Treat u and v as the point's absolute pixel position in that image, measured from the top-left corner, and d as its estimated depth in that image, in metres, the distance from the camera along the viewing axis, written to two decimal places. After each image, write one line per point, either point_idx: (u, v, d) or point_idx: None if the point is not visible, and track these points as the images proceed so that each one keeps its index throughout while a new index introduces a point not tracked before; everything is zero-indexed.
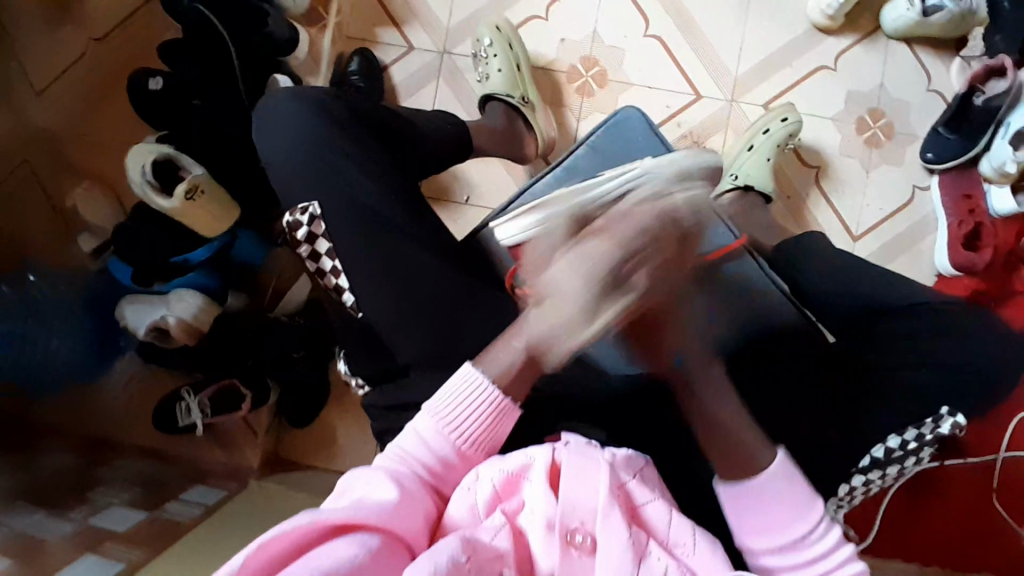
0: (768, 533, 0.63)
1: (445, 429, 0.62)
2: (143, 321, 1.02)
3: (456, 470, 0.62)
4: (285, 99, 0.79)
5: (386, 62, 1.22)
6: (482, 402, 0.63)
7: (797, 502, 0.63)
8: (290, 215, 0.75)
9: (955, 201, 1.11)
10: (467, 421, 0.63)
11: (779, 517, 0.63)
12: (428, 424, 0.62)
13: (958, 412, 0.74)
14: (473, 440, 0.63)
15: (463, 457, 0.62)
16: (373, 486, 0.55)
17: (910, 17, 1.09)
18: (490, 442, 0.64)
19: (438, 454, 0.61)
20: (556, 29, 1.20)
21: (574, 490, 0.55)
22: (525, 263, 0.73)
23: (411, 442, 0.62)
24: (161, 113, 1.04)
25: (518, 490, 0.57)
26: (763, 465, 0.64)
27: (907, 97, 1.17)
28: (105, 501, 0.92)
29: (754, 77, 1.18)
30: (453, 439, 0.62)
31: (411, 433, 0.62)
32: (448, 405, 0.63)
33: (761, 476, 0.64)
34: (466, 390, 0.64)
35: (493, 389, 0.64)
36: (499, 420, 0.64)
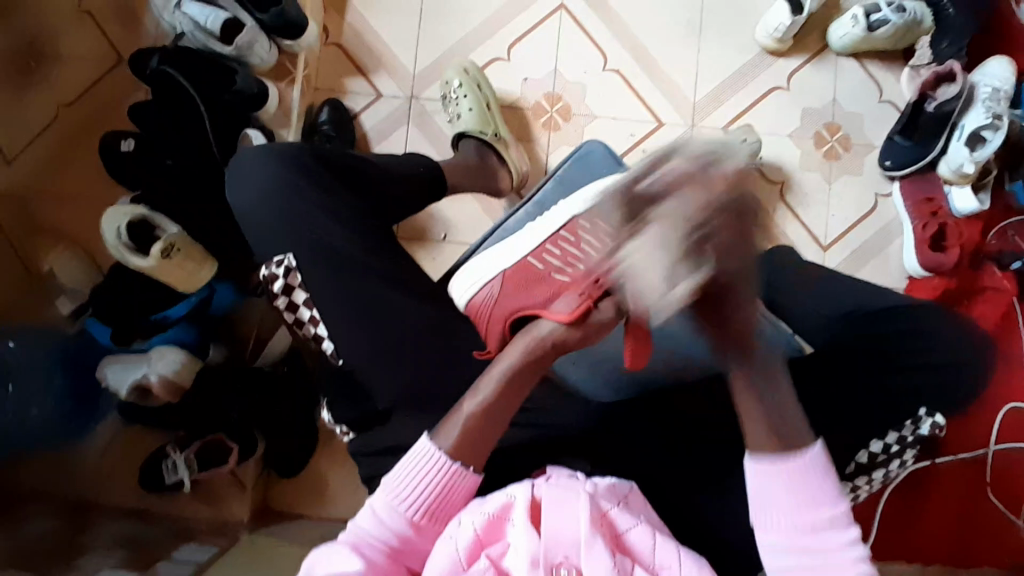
0: (783, 521, 0.61)
1: (395, 502, 0.61)
2: (125, 379, 1.00)
3: (413, 540, 0.61)
4: (252, 160, 0.81)
5: (355, 110, 1.25)
6: (431, 474, 0.62)
7: (822, 496, 0.61)
8: (266, 268, 0.76)
9: (917, 203, 1.14)
10: (416, 492, 0.61)
11: (797, 503, 0.61)
12: (381, 497, 0.62)
13: (936, 412, 0.77)
14: (429, 511, 0.61)
15: (418, 528, 0.61)
16: (339, 560, 0.57)
17: (855, 33, 1.15)
18: (447, 510, 0.62)
19: (394, 530, 0.61)
20: (518, 67, 1.25)
21: (555, 524, 0.55)
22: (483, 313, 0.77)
23: (367, 517, 0.61)
24: (129, 173, 1.05)
25: (502, 531, 0.56)
26: (801, 451, 0.62)
27: (861, 110, 1.22)
28: (95, 565, 0.88)
29: (713, 100, 1.22)
30: (406, 512, 0.61)
31: (365, 509, 0.62)
32: (398, 477, 0.62)
33: (793, 464, 0.61)
34: (416, 464, 0.62)
35: (444, 462, 0.62)
36: (453, 489, 0.62)
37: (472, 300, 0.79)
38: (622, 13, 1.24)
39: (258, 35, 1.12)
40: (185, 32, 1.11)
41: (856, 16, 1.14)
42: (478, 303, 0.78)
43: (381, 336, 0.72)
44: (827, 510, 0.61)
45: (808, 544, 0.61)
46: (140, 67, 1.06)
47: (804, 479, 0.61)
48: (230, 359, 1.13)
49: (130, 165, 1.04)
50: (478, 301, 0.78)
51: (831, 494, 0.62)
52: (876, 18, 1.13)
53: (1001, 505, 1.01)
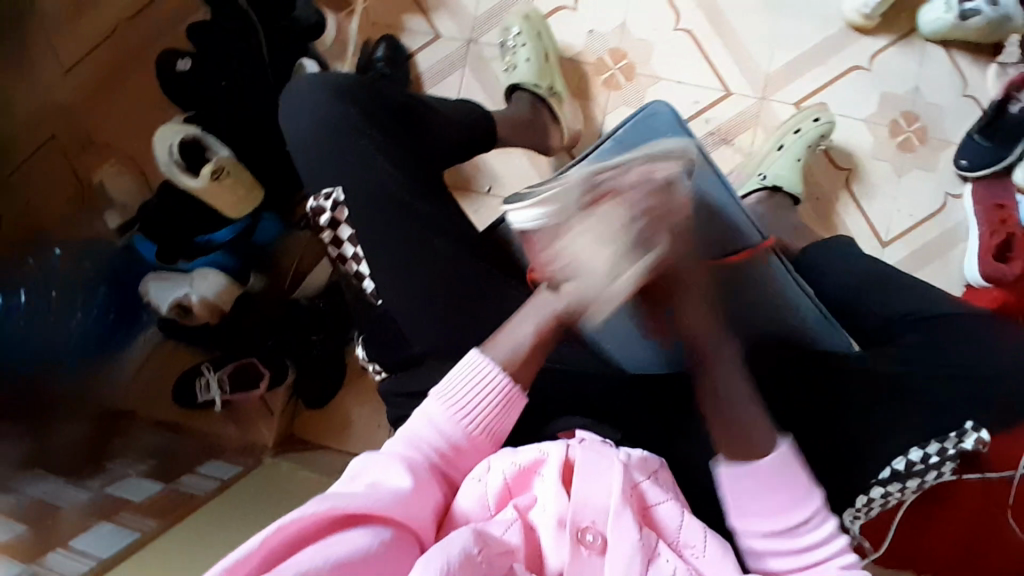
0: (762, 522, 0.62)
1: (453, 413, 0.62)
2: (166, 296, 1.03)
3: (465, 452, 0.61)
4: (308, 89, 0.79)
5: (412, 49, 1.22)
6: (489, 387, 0.63)
7: (796, 492, 0.62)
8: (314, 200, 0.75)
9: (988, 210, 1.07)
10: (473, 404, 0.62)
11: (771, 504, 0.62)
12: (436, 406, 0.62)
13: (983, 426, 0.70)
14: (484, 423, 0.62)
15: (473, 441, 0.62)
16: (390, 471, 0.56)
17: (947, 20, 1.06)
18: (501, 427, 0.63)
19: (448, 438, 0.61)
20: (584, 19, 1.19)
21: (586, 488, 0.55)
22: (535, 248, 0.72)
23: (419, 426, 0.61)
24: (184, 93, 1.05)
25: (532, 484, 0.57)
26: (765, 455, 0.62)
27: (944, 101, 1.13)
28: (122, 472, 0.94)
29: (785, 75, 1.15)
30: (463, 423, 0.61)
31: (420, 416, 0.62)
32: (452, 388, 0.63)
33: (760, 463, 0.62)
34: (472, 377, 0.63)
35: (502, 376, 0.64)
36: (507, 405, 0.64)
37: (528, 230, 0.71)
38: None
39: None
40: None
41: (949, 1, 1.05)
42: (534, 240, 0.70)
43: (422, 280, 0.71)
44: (802, 507, 0.61)
45: (790, 546, 0.61)
46: None
47: (776, 477, 0.62)
48: (269, 288, 1.14)
49: (184, 84, 1.04)
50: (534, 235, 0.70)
51: (805, 489, 0.62)
52: (971, 7, 1.03)
53: None
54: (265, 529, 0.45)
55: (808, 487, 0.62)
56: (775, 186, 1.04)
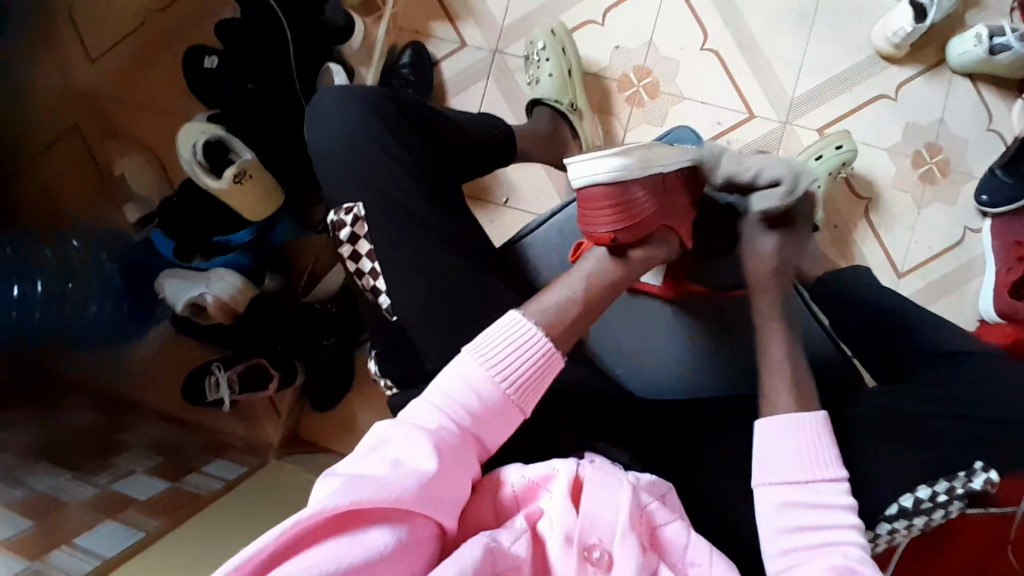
0: (786, 475, 0.63)
1: (490, 372, 0.58)
2: (181, 295, 1.03)
3: (497, 414, 0.58)
4: (334, 99, 0.79)
5: (437, 57, 1.22)
6: (529, 349, 0.61)
7: (823, 456, 0.63)
8: (335, 213, 0.76)
9: (1005, 247, 1.08)
10: (513, 365, 0.59)
11: (801, 460, 0.63)
12: (472, 364, 0.58)
13: (992, 468, 0.69)
14: (520, 386, 0.59)
15: (508, 403, 0.58)
16: (415, 443, 0.53)
17: (977, 53, 1.06)
18: (536, 389, 0.60)
19: (484, 398, 0.57)
20: (610, 35, 1.19)
21: (595, 505, 0.55)
22: (595, 206, 0.72)
23: (453, 386, 0.58)
24: (212, 90, 1.05)
25: (539, 497, 0.57)
26: (808, 412, 0.66)
27: (968, 134, 1.12)
28: (130, 466, 0.93)
29: (810, 100, 1.15)
30: (497, 383, 0.58)
31: (454, 375, 0.58)
32: (492, 345, 0.60)
33: (802, 421, 0.65)
34: (510, 335, 0.61)
35: (542, 339, 0.61)
36: (545, 368, 0.61)
37: (596, 185, 0.71)
38: None
39: None
40: None
41: (978, 36, 1.05)
42: (599, 194, 0.71)
43: (439, 295, 0.72)
44: (830, 467, 0.63)
45: (811, 505, 0.61)
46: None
47: (812, 437, 0.65)
48: (284, 288, 1.15)
49: (209, 83, 1.04)
50: (602, 188, 0.71)
51: (833, 458, 0.63)
52: (1000, 42, 1.04)
53: None
54: (287, 523, 0.44)
55: (836, 459, 0.63)
56: None
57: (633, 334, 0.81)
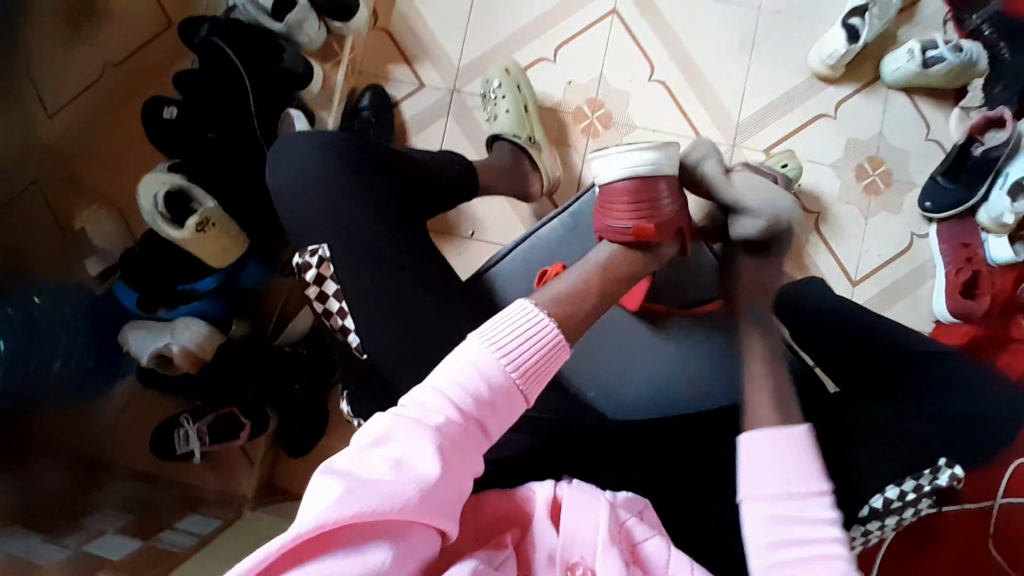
0: (774, 485, 0.61)
1: (496, 361, 0.56)
2: (146, 347, 1.01)
3: (503, 402, 0.56)
4: (295, 145, 0.81)
5: (396, 98, 1.25)
6: (535, 339, 0.59)
7: (806, 466, 0.62)
8: (300, 256, 0.77)
9: (954, 248, 1.13)
10: (519, 354, 0.57)
11: (787, 474, 0.61)
12: (480, 353, 0.56)
13: (955, 464, 0.74)
14: (528, 372, 0.57)
15: (513, 392, 0.56)
16: (418, 439, 0.52)
17: (910, 68, 1.13)
18: (541, 377, 0.59)
19: (490, 387, 0.55)
20: (563, 70, 1.24)
21: (575, 524, 0.57)
22: (617, 199, 0.73)
23: (461, 373, 0.55)
24: (171, 141, 1.05)
25: (522, 518, 0.59)
26: (791, 424, 0.64)
27: (905, 146, 1.19)
28: (99, 527, 0.90)
29: (757, 122, 1.21)
30: (503, 372, 0.56)
31: (460, 363, 0.56)
32: (499, 333, 0.58)
33: (784, 432, 0.64)
34: (516, 324, 0.59)
35: (551, 328, 0.60)
36: (551, 358, 0.60)
37: (624, 178, 0.73)
38: (674, 24, 1.22)
39: (307, 13, 1.10)
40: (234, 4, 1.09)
41: (911, 51, 1.12)
42: (624, 187, 0.72)
43: (409, 329, 0.72)
44: (817, 479, 0.61)
45: (796, 523, 0.59)
46: (188, 33, 1.05)
47: (797, 449, 0.63)
48: (253, 334, 1.14)
49: (169, 134, 1.04)
50: (630, 180, 0.72)
51: (818, 471, 0.62)
52: (932, 55, 1.11)
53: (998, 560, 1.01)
54: (288, 537, 0.44)
55: (821, 472, 0.62)
56: None
57: (618, 364, 0.79)
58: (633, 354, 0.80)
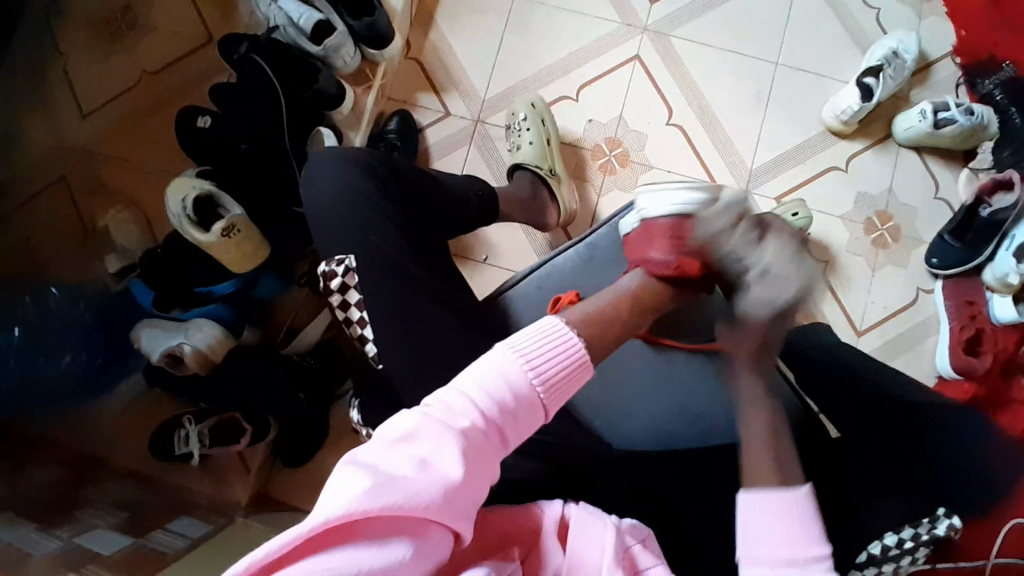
0: (772, 552, 0.57)
1: (525, 371, 0.57)
2: (157, 346, 1.02)
3: (527, 414, 0.56)
4: (327, 159, 0.84)
5: (422, 124, 1.30)
6: (563, 354, 0.60)
7: (807, 533, 0.58)
8: (326, 264, 0.78)
9: (959, 305, 1.14)
10: (547, 366, 0.58)
11: (784, 538, 0.58)
12: (510, 362, 0.57)
13: (953, 513, 0.73)
14: (552, 386, 0.58)
15: (537, 405, 0.57)
16: (444, 442, 0.52)
17: (921, 128, 1.17)
18: (565, 392, 0.59)
19: (516, 397, 0.56)
20: (585, 109, 1.28)
21: (583, 546, 0.58)
22: (656, 235, 0.79)
23: (489, 379, 0.56)
24: (204, 150, 1.10)
25: (527, 536, 0.60)
26: (794, 486, 0.61)
27: (914, 203, 1.22)
28: (93, 521, 0.89)
29: (770, 170, 1.24)
30: (530, 383, 0.57)
31: (490, 370, 0.56)
32: (529, 344, 0.59)
33: (784, 493, 0.60)
34: (545, 337, 0.60)
35: (577, 344, 0.61)
36: (575, 374, 0.60)
37: (664, 217, 0.80)
38: (693, 72, 1.27)
39: (345, 39, 1.14)
40: (277, 25, 1.15)
41: (923, 112, 1.16)
42: (665, 224, 0.79)
43: (425, 344, 0.74)
44: (816, 545, 0.57)
45: None
46: (229, 50, 1.12)
47: (798, 512, 0.59)
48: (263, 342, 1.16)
49: (203, 141, 1.08)
50: (670, 220, 0.79)
51: (821, 537, 0.58)
52: (943, 117, 1.15)
53: None
54: (318, 521, 0.45)
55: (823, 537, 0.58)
56: None
57: (621, 398, 0.80)
58: (639, 387, 0.80)
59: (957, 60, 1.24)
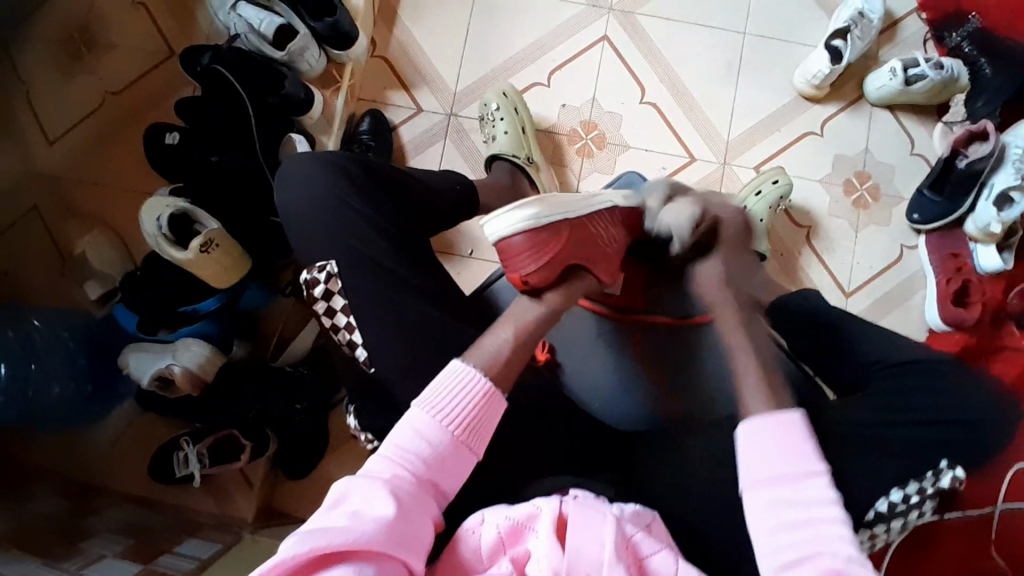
0: (765, 472, 0.62)
1: (437, 420, 0.62)
2: (147, 369, 1.01)
3: (448, 458, 0.61)
4: (302, 164, 0.82)
5: (395, 122, 1.28)
6: (471, 393, 0.64)
7: (800, 451, 0.63)
8: (308, 271, 0.77)
9: (943, 259, 1.16)
10: (457, 410, 0.63)
11: (781, 454, 0.63)
12: (420, 416, 0.62)
13: (956, 465, 0.73)
14: (466, 429, 0.63)
15: (456, 446, 0.62)
16: (373, 496, 0.57)
17: (892, 86, 1.17)
18: (483, 429, 0.64)
19: (434, 444, 0.61)
20: (557, 94, 1.27)
21: (581, 541, 0.57)
22: (516, 255, 0.75)
23: (403, 436, 0.61)
24: (172, 166, 1.08)
25: (523, 538, 0.59)
26: (782, 411, 0.66)
27: (892, 161, 1.23)
28: (99, 551, 0.86)
29: (747, 140, 1.24)
30: (446, 430, 0.62)
31: (404, 427, 0.62)
32: (438, 396, 0.63)
33: (771, 422, 0.65)
34: (452, 382, 0.64)
35: (482, 379, 0.65)
36: (489, 409, 0.65)
37: (511, 236, 0.75)
38: (663, 50, 1.27)
39: (310, 42, 1.13)
40: (238, 33, 1.13)
41: (894, 70, 1.16)
42: (517, 243, 0.74)
43: (415, 343, 0.73)
44: (806, 461, 0.62)
45: (785, 488, 0.61)
46: (190, 63, 1.08)
47: (790, 433, 0.64)
48: (251, 355, 1.16)
49: (173, 159, 1.07)
50: (517, 237, 0.74)
51: (815, 452, 0.63)
52: (913, 73, 1.16)
53: (1000, 562, 1.01)
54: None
55: (817, 452, 0.63)
56: (741, 245, 1.11)
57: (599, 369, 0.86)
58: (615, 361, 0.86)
59: (923, 16, 1.25)
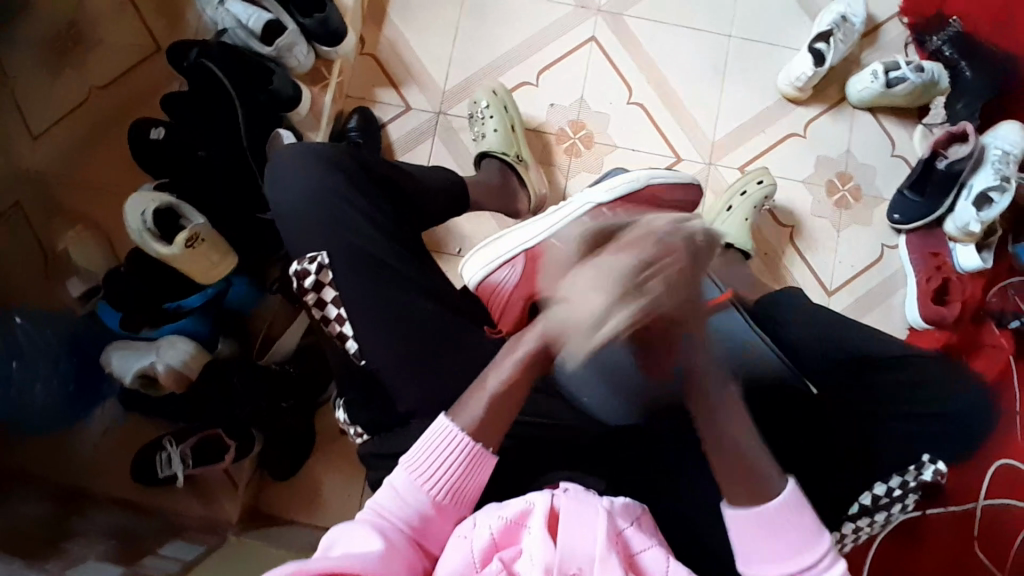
0: (767, 559, 0.64)
1: (418, 479, 0.64)
2: (130, 367, 1.00)
3: (432, 518, 0.63)
4: (293, 158, 0.82)
5: (384, 120, 1.28)
6: (454, 450, 0.66)
7: (803, 533, 0.65)
8: (298, 264, 0.77)
9: (924, 258, 1.18)
10: (438, 470, 0.65)
11: (777, 544, 0.64)
12: (402, 475, 0.64)
13: (938, 459, 0.75)
14: (449, 489, 0.65)
15: (439, 506, 0.64)
16: (360, 539, 0.58)
17: (875, 88, 1.20)
18: (467, 486, 0.66)
19: (417, 503, 0.63)
20: (545, 93, 1.28)
21: (574, 534, 0.57)
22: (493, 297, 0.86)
23: (388, 496, 0.64)
24: (160, 161, 1.06)
25: (518, 536, 0.59)
26: (770, 497, 0.66)
27: (873, 161, 1.26)
28: (81, 553, 0.84)
29: (733, 141, 1.26)
30: (428, 488, 0.64)
31: (386, 488, 0.64)
32: (419, 457, 0.66)
33: (765, 507, 0.65)
34: (435, 440, 0.66)
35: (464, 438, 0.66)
36: (473, 466, 0.66)
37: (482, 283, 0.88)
38: (650, 50, 1.28)
39: (298, 38, 1.13)
40: (223, 28, 1.11)
41: (875, 72, 1.19)
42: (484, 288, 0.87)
43: (408, 337, 0.73)
44: (806, 546, 0.64)
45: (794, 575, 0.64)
46: (178, 59, 1.06)
47: (781, 517, 0.65)
48: (238, 353, 1.13)
49: (158, 153, 1.05)
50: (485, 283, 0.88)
51: (810, 525, 0.65)
52: (894, 76, 1.18)
53: (984, 558, 1.05)
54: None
55: (814, 525, 0.65)
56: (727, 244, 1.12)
57: None
58: None
59: (904, 20, 1.27)
